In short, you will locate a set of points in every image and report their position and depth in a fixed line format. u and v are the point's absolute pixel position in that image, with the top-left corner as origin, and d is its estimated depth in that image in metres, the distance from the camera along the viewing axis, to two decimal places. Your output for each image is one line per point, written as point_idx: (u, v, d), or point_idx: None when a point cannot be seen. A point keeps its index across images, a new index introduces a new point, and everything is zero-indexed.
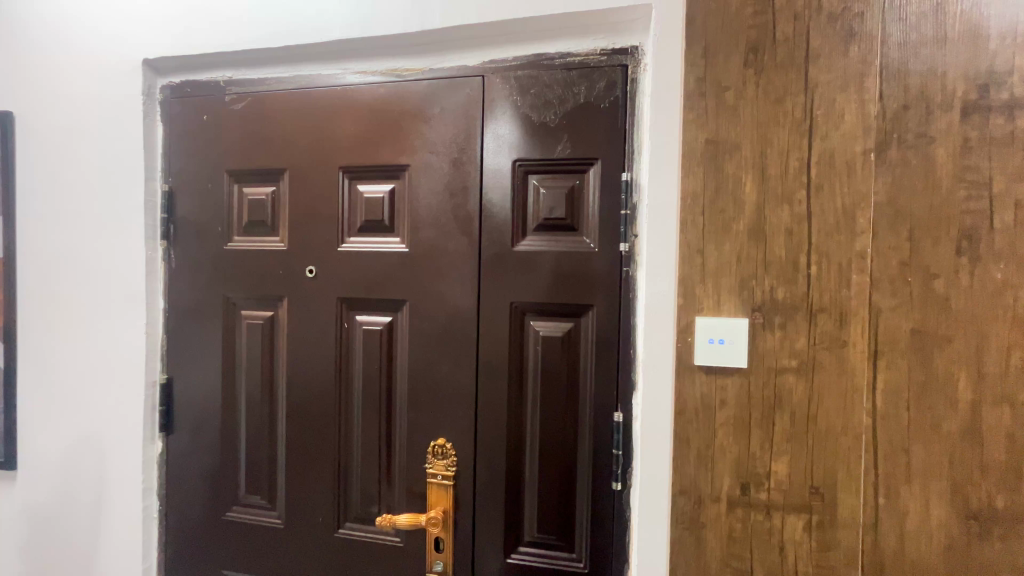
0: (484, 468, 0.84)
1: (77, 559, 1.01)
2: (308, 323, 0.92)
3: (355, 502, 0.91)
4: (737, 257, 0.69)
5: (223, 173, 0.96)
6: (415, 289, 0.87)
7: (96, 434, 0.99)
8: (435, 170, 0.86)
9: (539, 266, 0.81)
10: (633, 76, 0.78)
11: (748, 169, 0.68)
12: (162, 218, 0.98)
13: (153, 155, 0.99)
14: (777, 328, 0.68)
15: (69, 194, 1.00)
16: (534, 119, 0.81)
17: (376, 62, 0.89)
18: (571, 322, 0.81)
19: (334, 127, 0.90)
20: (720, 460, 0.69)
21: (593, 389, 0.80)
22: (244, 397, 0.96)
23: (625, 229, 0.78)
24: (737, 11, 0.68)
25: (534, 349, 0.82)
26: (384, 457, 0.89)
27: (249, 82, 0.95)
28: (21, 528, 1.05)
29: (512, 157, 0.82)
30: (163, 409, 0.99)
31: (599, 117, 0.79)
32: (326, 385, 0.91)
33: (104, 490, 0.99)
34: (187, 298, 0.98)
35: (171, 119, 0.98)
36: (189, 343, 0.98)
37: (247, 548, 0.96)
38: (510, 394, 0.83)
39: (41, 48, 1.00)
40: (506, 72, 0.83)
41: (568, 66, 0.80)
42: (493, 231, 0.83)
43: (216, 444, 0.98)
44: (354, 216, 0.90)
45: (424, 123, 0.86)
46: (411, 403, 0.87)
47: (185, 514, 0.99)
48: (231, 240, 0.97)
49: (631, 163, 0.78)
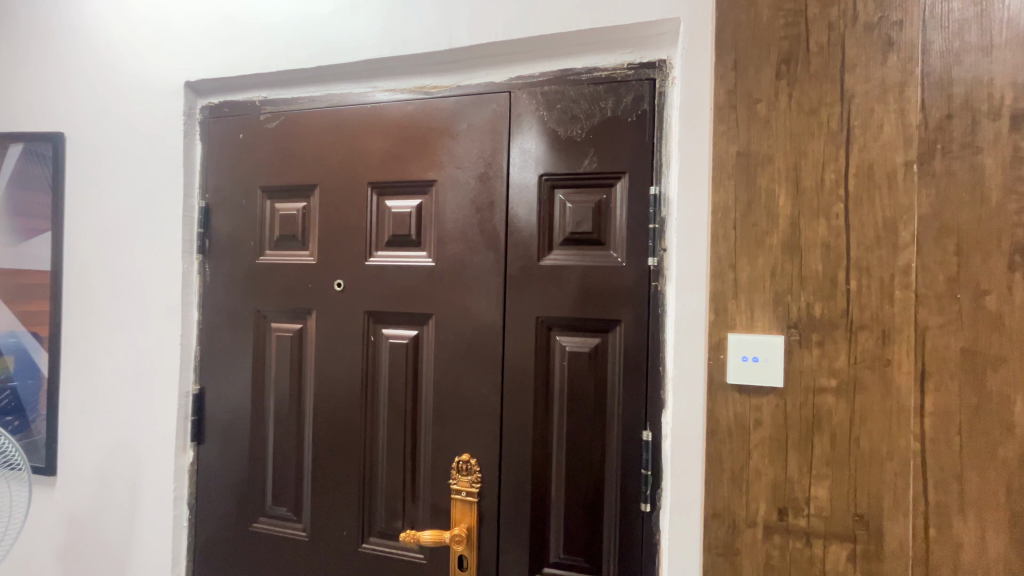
0: (509, 486, 0.83)
1: (109, 565, 1.03)
2: (335, 336, 0.93)
3: (379, 516, 0.90)
4: (771, 272, 0.67)
5: (257, 189, 0.99)
6: (442, 303, 0.87)
7: (131, 442, 1.02)
8: (462, 185, 0.86)
9: (566, 280, 0.81)
10: (661, 90, 0.77)
11: (782, 181, 0.66)
12: (199, 233, 1.02)
13: (191, 172, 1.02)
14: (815, 346, 0.65)
15: (113, 210, 1.04)
16: (560, 134, 0.81)
17: (406, 80, 0.91)
18: (598, 337, 0.80)
19: (364, 143, 0.92)
20: (755, 484, 0.67)
21: (621, 407, 0.78)
22: (272, 408, 0.98)
23: (654, 244, 0.77)
24: (769, 21, 0.67)
25: (560, 364, 0.81)
26: (409, 471, 0.89)
27: (283, 101, 0.98)
28: (58, 534, 1.08)
29: (538, 172, 0.82)
30: (195, 418, 1.01)
31: (626, 131, 0.79)
32: (353, 398, 0.91)
33: (137, 497, 1.01)
34: (220, 310, 1.01)
35: (209, 138, 1.02)
36: (222, 355, 1.01)
37: (272, 560, 0.96)
38: (536, 409, 0.82)
39: (92, 72, 1.06)
40: (533, 87, 0.83)
41: (594, 80, 0.80)
42: (519, 245, 0.83)
43: (244, 453, 0.99)
44: (382, 230, 0.91)
45: (451, 139, 0.87)
46: (436, 417, 0.87)
47: (213, 524, 1.00)
48: (263, 253, 0.99)
49: (659, 177, 0.77)
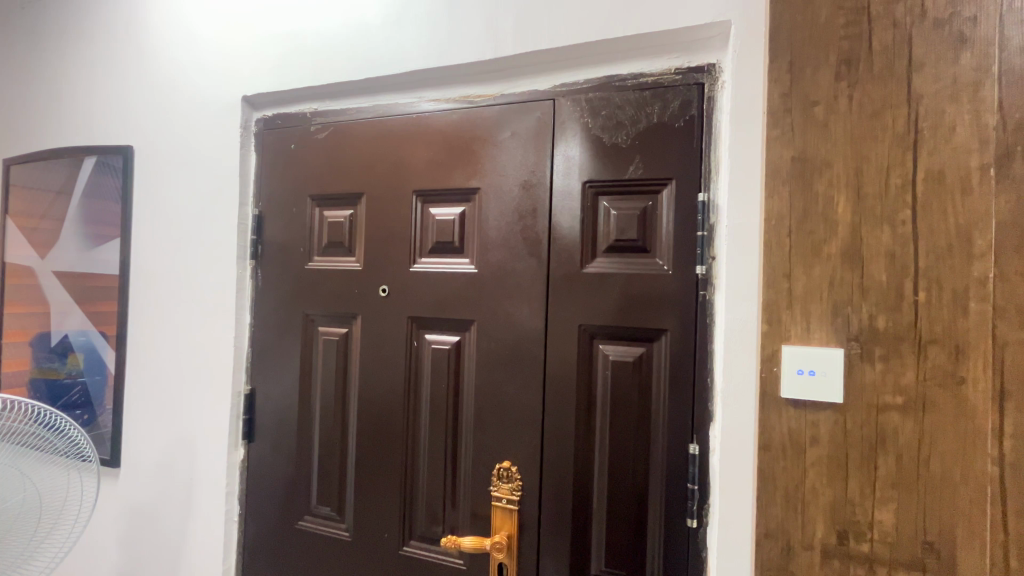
0: (550, 495, 0.82)
1: (166, 555, 1.09)
2: (379, 341, 0.95)
3: (420, 520, 0.91)
4: (829, 282, 0.64)
5: (307, 197, 1.03)
6: (483, 309, 0.87)
7: (187, 438, 1.08)
8: (505, 193, 0.87)
9: (610, 288, 0.80)
10: (710, 94, 0.76)
11: (841, 187, 0.64)
12: (252, 239, 1.06)
13: (246, 181, 1.07)
14: (878, 361, 0.62)
15: (175, 218, 1.10)
16: (604, 140, 0.81)
17: (451, 90, 0.93)
18: (642, 346, 0.79)
19: (409, 152, 0.94)
20: (812, 505, 0.63)
21: (667, 418, 0.76)
22: (318, 410, 1.01)
23: (702, 252, 0.75)
24: (828, 21, 0.65)
25: (603, 373, 0.80)
26: (450, 476, 0.89)
27: (332, 112, 1.01)
28: (121, 523, 1.15)
29: (582, 179, 0.82)
30: (246, 418, 1.06)
31: (673, 137, 0.77)
32: (396, 402, 0.93)
33: (192, 491, 1.07)
34: (271, 314, 1.05)
35: (263, 148, 1.07)
36: (272, 357, 1.04)
37: (315, 559, 0.99)
38: (578, 418, 0.81)
39: (158, 88, 1.13)
40: (577, 94, 0.83)
41: (640, 86, 0.79)
42: (562, 253, 0.83)
43: (291, 452, 1.02)
44: (425, 236, 0.93)
45: (494, 147, 0.88)
46: (477, 423, 0.87)
47: (261, 520, 1.04)
48: (311, 259, 1.02)
49: (708, 183, 0.75)
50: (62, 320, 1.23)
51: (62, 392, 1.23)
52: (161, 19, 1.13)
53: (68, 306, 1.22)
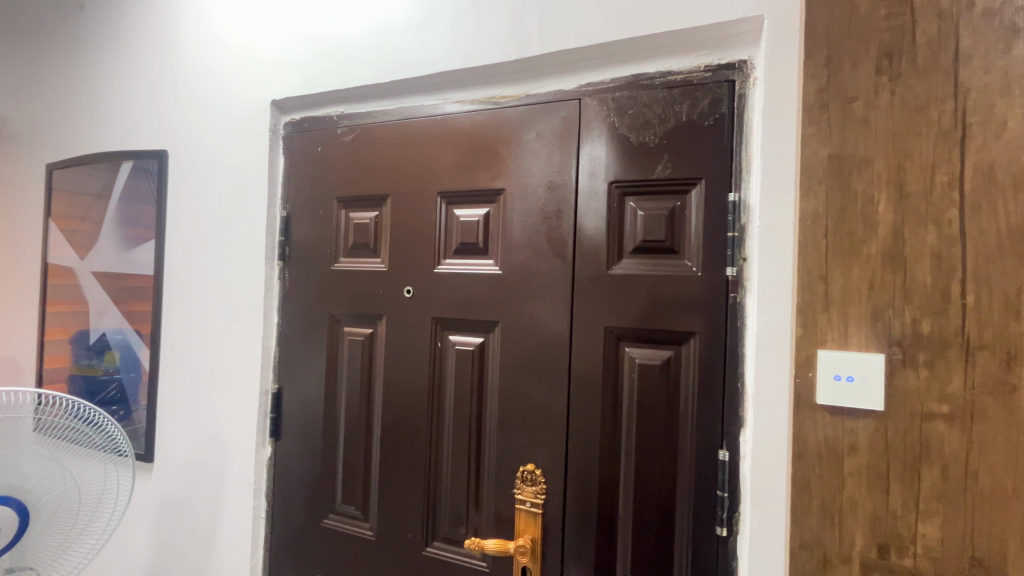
0: (575, 499, 0.81)
1: (196, 549, 1.11)
2: (403, 342, 0.95)
3: (443, 522, 0.91)
4: (869, 284, 0.61)
5: (333, 199, 1.04)
6: (508, 311, 0.87)
7: (217, 435, 1.10)
8: (530, 193, 0.86)
9: (636, 289, 0.78)
10: (742, 92, 0.74)
11: (881, 186, 0.61)
12: (280, 241, 1.08)
13: (275, 184, 1.09)
14: (923, 367, 0.59)
15: (206, 219, 1.13)
16: (631, 140, 0.80)
17: (476, 91, 0.93)
18: (670, 350, 0.77)
19: (434, 153, 0.94)
20: (850, 516, 0.61)
21: (695, 423, 0.75)
22: (343, 409, 1.02)
23: (732, 253, 0.73)
24: (868, 13, 0.62)
25: (629, 376, 0.79)
26: (473, 479, 0.89)
27: (358, 115, 1.02)
28: (154, 516, 1.18)
29: (609, 179, 0.81)
30: (274, 416, 1.07)
31: (702, 136, 0.75)
32: (420, 402, 0.93)
33: (222, 487, 1.09)
34: (297, 314, 1.06)
35: (291, 151, 1.08)
36: (298, 357, 1.06)
37: (340, 557, 1.00)
38: (604, 422, 0.80)
39: (191, 94, 1.16)
40: (604, 93, 0.82)
41: (668, 85, 0.78)
42: (587, 254, 0.82)
43: (317, 451, 1.03)
44: (450, 238, 0.93)
45: (519, 147, 0.87)
46: (501, 425, 0.87)
47: (287, 517, 1.06)
48: (337, 260, 1.04)
49: (739, 183, 0.73)
50: (99, 319, 1.28)
51: (99, 388, 1.27)
52: (194, 26, 1.17)
53: (106, 305, 1.27)
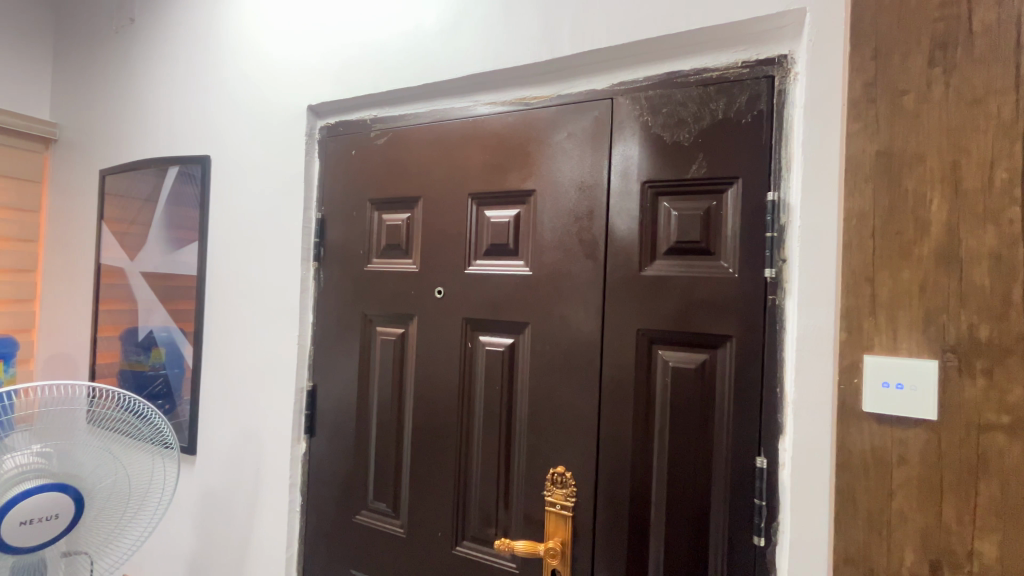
0: (605, 504, 0.80)
1: (235, 540, 1.15)
2: (434, 342, 0.97)
3: (473, 521, 0.92)
4: (920, 287, 0.59)
5: (366, 201, 1.06)
6: (538, 312, 0.87)
7: (256, 430, 1.14)
8: (561, 194, 0.86)
9: (670, 291, 0.77)
10: (782, 88, 0.71)
11: (934, 183, 0.58)
12: (315, 242, 1.11)
13: (310, 186, 1.12)
14: (980, 375, 0.56)
15: (246, 221, 1.17)
16: (665, 139, 0.78)
17: (507, 92, 0.93)
18: (704, 353, 0.75)
19: (465, 155, 0.95)
20: (898, 530, 0.58)
21: (732, 429, 0.73)
22: (375, 407, 1.03)
23: (771, 254, 0.71)
24: (919, 2, 0.59)
25: (662, 380, 0.78)
26: (503, 479, 0.89)
27: (391, 118, 1.04)
28: (197, 507, 1.23)
29: (642, 179, 0.80)
30: (308, 413, 1.10)
31: (739, 134, 0.73)
32: (450, 402, 0.94)
33: (260, 480, 1.13)
34: (331, 313, 1.09)
35: (325, 155, 1.11)
36: (332, 355, 1.08)
37: (371, 553, 1.01)
38: (636, 425, 0.79)
39: (232, 100, 1.21)
40: (637, 92, 0.81)
41: (703, 82, 0.76)
42: (619, 255, 0.81)
43: (349, 448, 1.05)
44: (480, 239, 0.94)
45: (550, 148, 0.87)
46: (530, 426, 0.87)
47: (320, 512, 1.08)
48: (370, 261, 1.06)
49: (778, 181, 0.71)
50: (147, 317, 1.34)
51: (146, 382, 1.34)
52: (235, 35, 1.21)
53: (153, 304, 1.33)
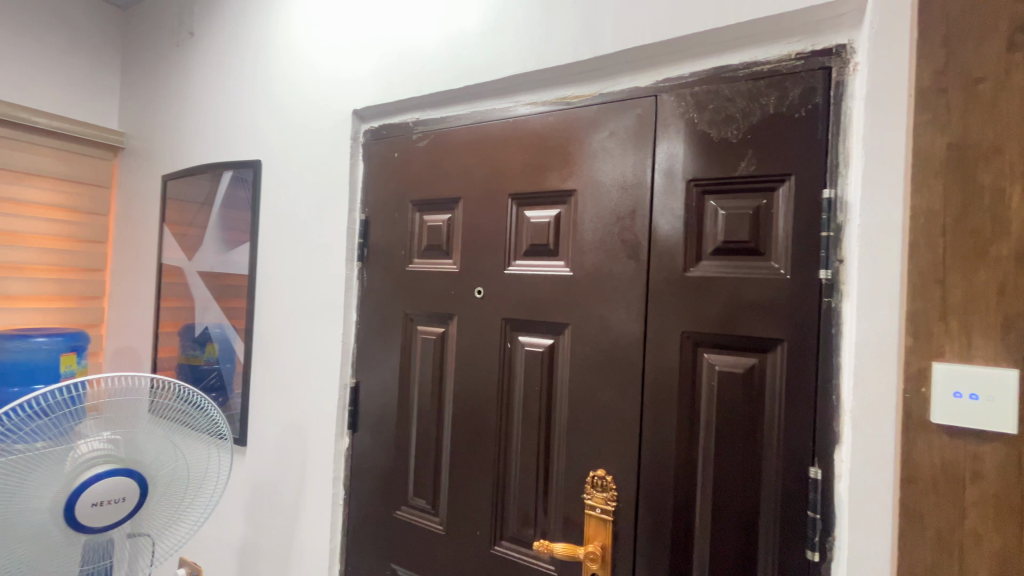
0: (647, 509, 0.78)
1: (282, 529, 1.20)
2: (474, 341, 0.97)
3: (512, 521, 0.92)
4: (997, 289, 0.55)
5: (407, 203, 1.08)
6: (578, 312, 0.86)
7: (302, 423, 1.18)
8: (603, 194, 0.85)
9: (716, 292, 0.75)
10: (839, 80, 0.68)
11: (1014, 178, 0.55)
12: (359, 243, 1.14)
13: (355, 188, 1.15)
14: None
15: (294, 223, 1.22)
16: (712, 136, 0.76)
17: (548, 92, 0.93)
18: (753, 357, 0.72)
19: (505, 156, 0.95)
20: (972, 551, 0.55)
21: (782, 437, 0.69)
22: (416, 404, 1.05)
23: (827, 254, 0.67)
24: None
25: (708, 384, 0.75)
26: (542, 480, 0.89)
27: (432, 121, 1.05)
28: (247, 496, 1.29)
29: (687, 178, 0.77)
30: (351, 408, 1.13)
31: (792, 129, 0.70)
32: (489, 401, 0.95)
33: (306, 472, 1.17)
34: (374, 312, 1.12)
35: (369, 157, 1.14)
36: (374, 353, 1.11)
37: (411, 548, 1.03)
38: (679, 430, 0.76)
39: (281, 107, 1.26)
40: (682, 89, 0.79)
41: (753, 76, 0.73)
42: (663, 255, 0.79)
43: (390, 444, 1.08)
44: (520, 239, 0.94)
45: (591, 148, 0.86)
46: (570, 428, 0.86)
47: (362, 506, 1.11)
48: (411, 261, 1.07)
49: (835, 178, 0.67)
50: (203, 314, 1.41)
51: (202, 375, 1.41)
52: (285, 44, 1.26)
53: (208, 302, 1.40)
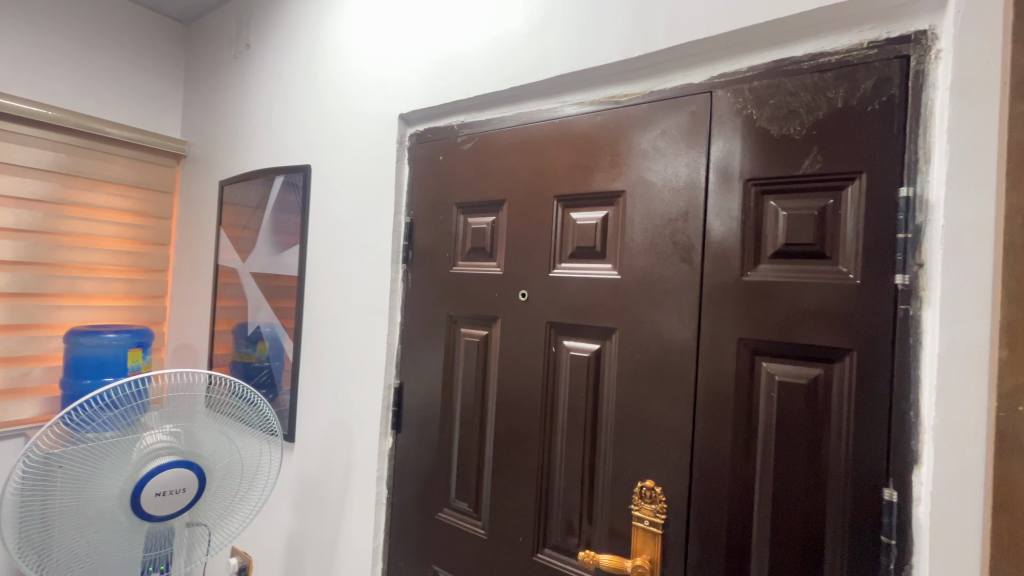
0: (699, 524, 0.75)
1: (328, 525, 1.23)
2: (518, 344, 0.96)
3: (556, 529, 0.90)
4: None
5: (452, 205, 1.08)
6: (626, 317, 0.83)
7: (347, 422, 1.21)
8: (653, 195, 0.82)
9: (777, 298, 0.70)
10: (919, 68, 0.63)
11: None
12: (404, 245, 1.16)
13: (400, 192, 1.17)
14: None
15: (342, 226, 1.25)
16: (773, 132, 0.72)
17: (596, 91, 0.91)
18: (818, 367, 0.68)
19: (551, 157, 0.94)
20: None
21: (852, 455, 0.64)
22: (459, 406, 1.05)
23: (905, 258, 0.62)
24: None
25: (767, 394, 0.71)
26: (586, 488, 0.87)
27: (477, 123, 1.05)
28: (295, 491, 1.33)
29: (745, 177, 0.74)
30: (395, 409, 1.15)
31: (864, 123, 0.65)
32: (533, 405, 0.93)
33: (350, 470, 1.19)
34: (418, 314, 1.13)
35: (415, 160, 1.15)
36: (417, 354, 1.12)
37: (453, 551, 1.03)
38: (736, 443, 0.72)
39: (330, 114, 1.30)
40: (740, 84, 0.75)
41: (819, 68, 0.69)
42: (718, 258, 0.75)
43: (433, 445, 1.08)
44: (566, 241, 0.92)
45: (641, 147, 0.83)
46: (617, 436, 0.83)
47: (404, 506, 1.12)
48: (455, 263, 1.08)
49: (913, 175, 0.62)
50: (255, 313, 1.47)
51: (254, 373, 1.47)
52: (334, 52, 1.30)
53: (261, 302, 1.46)
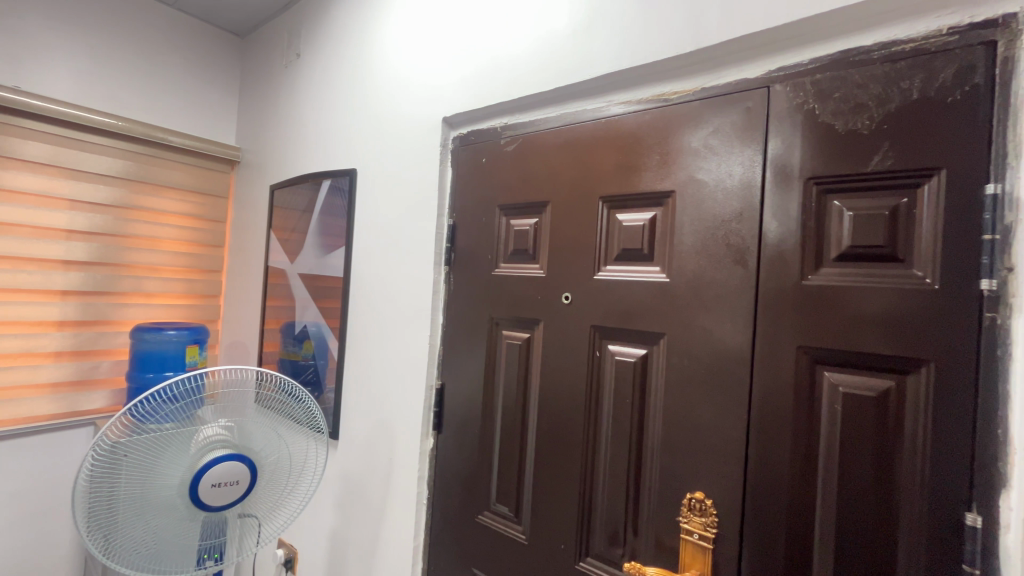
0: (752, 541, 0.71)
1: (370, 522, 1.25)
2: (560, 348, 0.95)
3: (599, 537, 0.88)
4: None
5: (495, 207, 1.08)
6: (675, 321, 0.81)
7: (389, 421, 1.22)
8: (705, 195, 0.79)
9: (841, 304, 0.66)
10: (1007, 54, 0.57)
11: None
12: (447, 247, 1.17)
13: (444, 194, 1.18)
14: None
15: (386, 228, 1.27)
16: (838, 127, 0.67)
17: (644, 89, 0.89)
18: (888, 378, 0.63)
19: (596, 157, 0.92)
20: None
21: (929, 475, 0.59)
22: (500, 409, 1.05)
23: (991, 261, 0.57)
24: None
25: (831, 406, 0.67)
26: (631, 497, 0.84)
27: (520, 125, 1.05)
28: (339, 487, 1.36)
29: (807, 175, 0.70)
30: (436, 409, 1.15)
31: (942, 116, 0.61)
32: (576, 410, 0.91)
33: (392, 468, 1.21)
34: (460, 316, 1.13)
35: (458, 163, 1.16)
36: (459, 356, 1.12)
37: (493, 554, 1.02)
38: (795, 457, 0.68)
39: (376, 118, 1.33)
40: (801, 77, 0.71)
41: (891, 58, 0.65)
42: (775, 261, 0.71)
43: (473, 447, 1.08)
44: (611, 243, 0.90)
45: (692, 146, 0.80)
46: (664, 444, 0.80)
47: (445, 506, 1.12)
48: (497, 265, 1.07)
49: (1002, 171, 0.57)
50: (302, 313, 1.52)
51: (300, 370, 1.51)
52: (380, 59, 1.33)
53: (308, 302, 1.50)
